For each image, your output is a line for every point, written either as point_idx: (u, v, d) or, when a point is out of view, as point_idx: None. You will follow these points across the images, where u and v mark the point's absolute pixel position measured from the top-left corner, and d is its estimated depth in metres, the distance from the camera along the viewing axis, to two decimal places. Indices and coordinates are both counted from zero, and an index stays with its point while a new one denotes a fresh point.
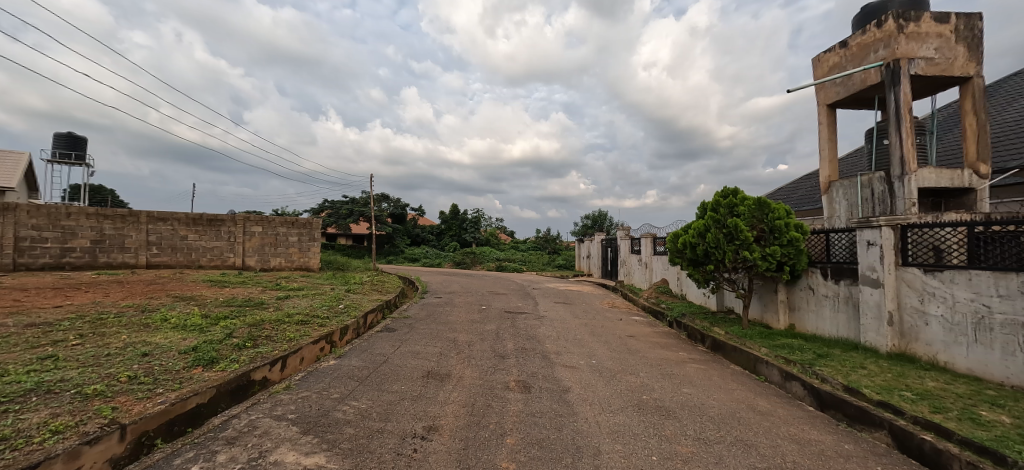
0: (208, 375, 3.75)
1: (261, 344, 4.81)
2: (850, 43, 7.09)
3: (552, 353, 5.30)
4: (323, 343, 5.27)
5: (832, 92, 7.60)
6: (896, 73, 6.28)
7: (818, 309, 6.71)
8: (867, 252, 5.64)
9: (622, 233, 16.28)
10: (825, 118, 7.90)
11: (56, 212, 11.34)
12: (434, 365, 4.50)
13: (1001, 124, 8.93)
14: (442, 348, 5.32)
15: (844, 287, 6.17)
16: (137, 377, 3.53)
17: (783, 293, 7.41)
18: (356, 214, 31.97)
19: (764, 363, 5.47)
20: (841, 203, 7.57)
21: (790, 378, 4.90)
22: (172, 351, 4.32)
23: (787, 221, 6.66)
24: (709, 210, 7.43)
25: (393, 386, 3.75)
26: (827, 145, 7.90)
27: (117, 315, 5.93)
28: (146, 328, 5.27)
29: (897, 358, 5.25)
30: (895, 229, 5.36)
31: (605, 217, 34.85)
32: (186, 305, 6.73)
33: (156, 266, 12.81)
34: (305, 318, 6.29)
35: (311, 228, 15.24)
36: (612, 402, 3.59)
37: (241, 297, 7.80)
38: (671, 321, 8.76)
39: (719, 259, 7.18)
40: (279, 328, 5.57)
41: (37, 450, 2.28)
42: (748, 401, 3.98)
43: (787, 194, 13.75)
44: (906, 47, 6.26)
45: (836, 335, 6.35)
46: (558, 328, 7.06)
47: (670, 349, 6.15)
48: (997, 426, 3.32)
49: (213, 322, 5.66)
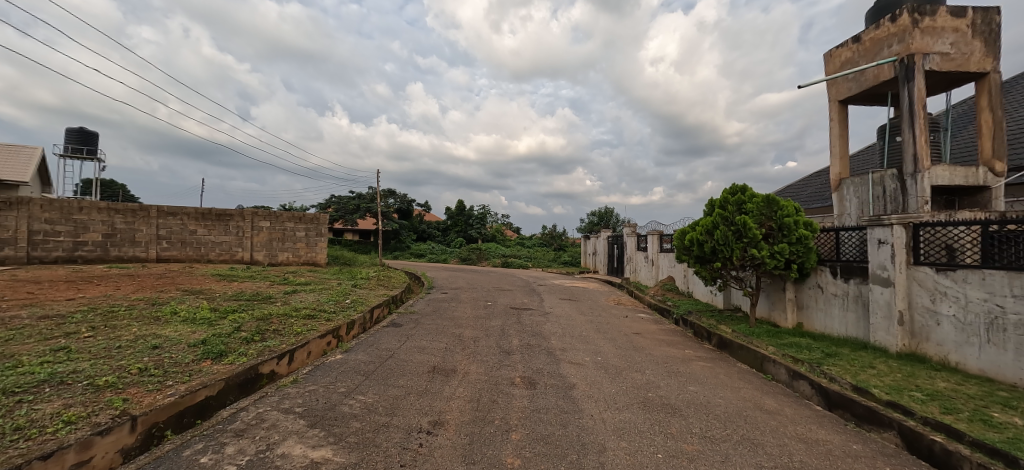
0: (217, 368, 3.80)
1: (268, 338, 4.85)
2: (863, 38, 6.97)
3: (557, 349, 5.29)
4: (330, 338, 5.32)
5: (844, 87, 7.47)
6: (910, 69, 6.15)
7: (826, 308, 6.65)
8: (878, 251, 5.57)
9: (627, 231, 16.19)
10: (837, 114, 7.75)
11: (69, 207, 11.50)
12: (440, 360, 4.50)
13: (1018, 122, 8.74)
14: (447, 344, 5.32)
15: (853, 285, 6.11)
16: (148, 369, 3.58)
17: (790, 291, 7.34)
18: (363, 210, 32.13)
19: (771, 362, 5.43)
20: (852, 200, 7.43)
21: (798, 377, 4.86)
22: (181, 344, 4.37)
23: (796, 219, 6.60)
24: (717, 208, 7.36)
25: (399, 381, 3.76)
26: (838, 141, 7.76)
27: (127, 308, 6.01)
28: (155, 322, 5.33)
29: (907, 357, 5.19)
30: (907, 228, 5.30)
31: (610, 213, 34.75)
32: (195, 298, 6.80)
33: (166, 260, 12.97)
34: (311, 312, 6.32)
35: (318, 224, 15.39)
36: (617, 399, 3.57)
37: (249, 291, 7.88)
38: (677, 319, 8.70)
39: (726, 257, 7.11)
40: (286, 322, 5.60)
41: (50, 440, 2.33)
42: (756, 400, 3.94)
43: (797, 191, 13.58)
44: (921, 41, 6.14)
45: (845, 334, 6.28)
46: (564, 325, 7.04)
47: (676, 346, 6.11)
48: (1009, 427, 3.28)
49: (222, 315, 5.71)
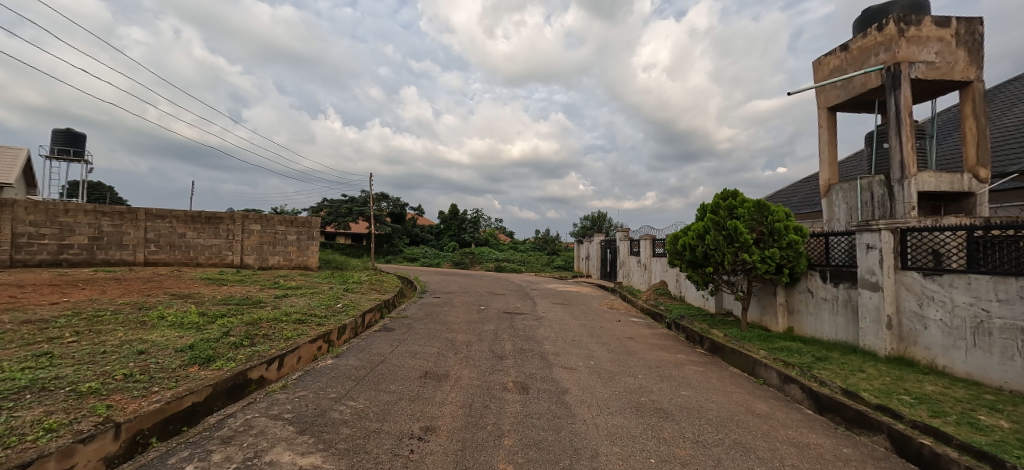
0: (204, 374, 3.75)
1: (258, 343, 4.78)
2: (851, 46, 7.09)
3: (550, 354, 5.27)
4: (320, 342, 5.27)
5: (832, 95, 7.56)
6: (896, 77, 6.26)
7: (816, 313, 6.72)
8: (866, 255, 5.66)
9: (620, 235, 16.25)
10: (826, 121, 7.82)
11: (54, 209, 11.29)
12: (432, 365, 4.47)
13: (1001, 129, 8.93)
14: (440, 349, 5.28)
15: (843, 290, 6.19)
16: (133, 375, 3.51)
17: (781, 295, 7.40)
18: (355, 213, 31.98)
19: (763, 366, 5.47)
20: (841, 206, 7.52)
21: (789, 380, 4.91)
22: (168, 349, 4.29)
23: (786, 224, 6.67)
24: (709, 212, 7.40)
25: (391, 386, 3.71)
26: (827, 147, 7.83)
27: (113, 313, 5.90)
28: (142, 326, 5.24)
29: (895, 361, 5.26)
30: (895, 233, 5.40)
31: (603, 218, 34.95)
32: (184, 303, 6.68)
33: (154, 263, 12.76)
34: (302, 317, 6.24)
35: (310, 227, 15.24)
36: (610, 403, 3.57)
37: (239, 295, 7.78)
38: (669, 323, 8.74)
39: (718, 261, 7.15)
40: (277, 327, 5.52)
41: (31, 448, 2.28)
42: (748, 403, 3.93)
43: (787, 196, 13.71)
44: (907, 50, 6.26)
45: (834, 338, 6.35)
46: (557, 330, 7.03)
47: (668, 350, 6.12)
48: (995, 430, 3.32)
49: (211, 320, 5.62)
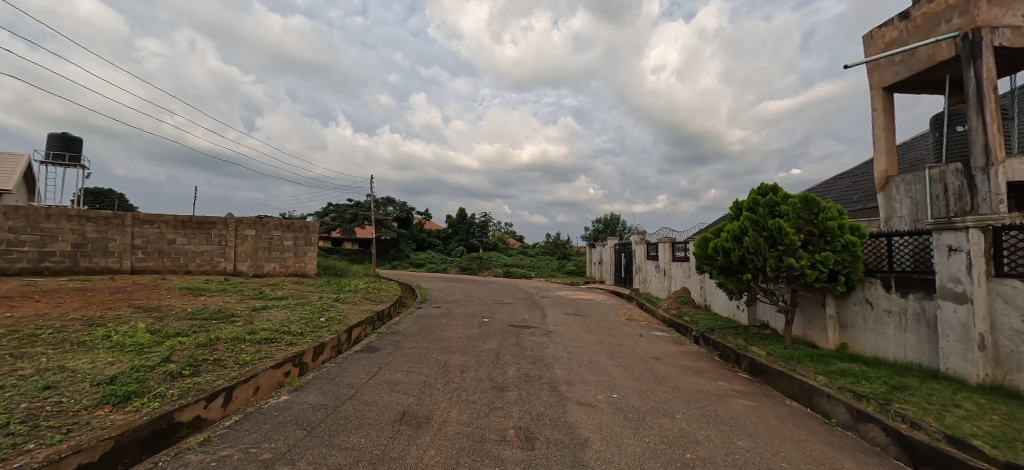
0: (113, 419, 2.89)
1: (204, 371, 3.90)
2: (913, 14, 6.07)
3: (563, 383, 4.34)
4: (287, 367, 4.44)
5: (889, 72, 6.48)
6: (976, 45, 5.22)
7: (878, 328, 5.66)
8: (948, 260, 4.65)
9: (637, 238, 15.24)
10: (881, 103, 6.74)
11: (35, 214, 10.67)
12: (412, 402, 3.54)
13: None
14: (428, 376, 4.36)
15: (913, 301, 5.14)
16: (9, 425, 2.64)
17: (831, 307, 6.33)
18: (361, 218, 31.34)
19: (825, 397, 4.48)
20: (903, 201, 6.37)
21: (865, 418, 3.91)
22: (84, 382, 3.43)
23: (840, 223, 5.64)
24: (745, 210, 6.39)
25: (350, 438, 2.78)
26: (883, 133, 6.73)
27: (55, 331, 5.06)
28: (76, 349, 4.39)
29: (992, 391, 4.21)
30: (986, 232, 4.37)
31: (616, 221, 33.85)
32: (143, 318, 5.84)
33: (141, 271, 12.12)
34: (271, 335, 5.36)
35: (307, 232, 14.54)
36: (645, 466, 2.60)
37: (212, 307, 6.96)
38: (697, 337, 7.74)
39: (758, 267, 6.12)
40: (235, 348, 4.65)
41: None
42: (829, 461, 2.91)
43: (821, 194, 12.51)
44: (988, 13, 5.23)
45: (903, 359, 5.29)
46: (570, 348, 6.08)
47: (705, 375, 5.10)
48: None
49: (160, 340, 4.75)
